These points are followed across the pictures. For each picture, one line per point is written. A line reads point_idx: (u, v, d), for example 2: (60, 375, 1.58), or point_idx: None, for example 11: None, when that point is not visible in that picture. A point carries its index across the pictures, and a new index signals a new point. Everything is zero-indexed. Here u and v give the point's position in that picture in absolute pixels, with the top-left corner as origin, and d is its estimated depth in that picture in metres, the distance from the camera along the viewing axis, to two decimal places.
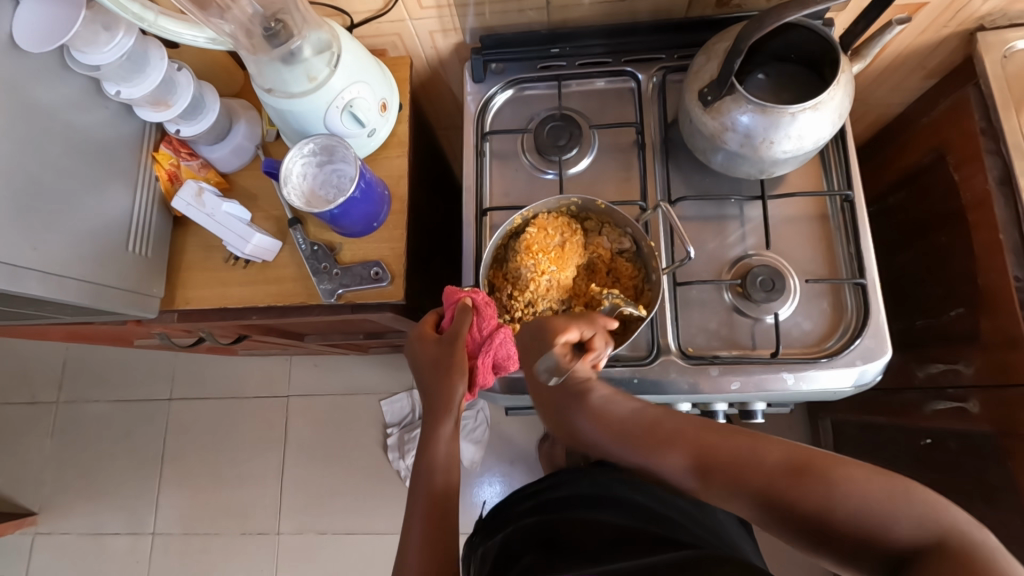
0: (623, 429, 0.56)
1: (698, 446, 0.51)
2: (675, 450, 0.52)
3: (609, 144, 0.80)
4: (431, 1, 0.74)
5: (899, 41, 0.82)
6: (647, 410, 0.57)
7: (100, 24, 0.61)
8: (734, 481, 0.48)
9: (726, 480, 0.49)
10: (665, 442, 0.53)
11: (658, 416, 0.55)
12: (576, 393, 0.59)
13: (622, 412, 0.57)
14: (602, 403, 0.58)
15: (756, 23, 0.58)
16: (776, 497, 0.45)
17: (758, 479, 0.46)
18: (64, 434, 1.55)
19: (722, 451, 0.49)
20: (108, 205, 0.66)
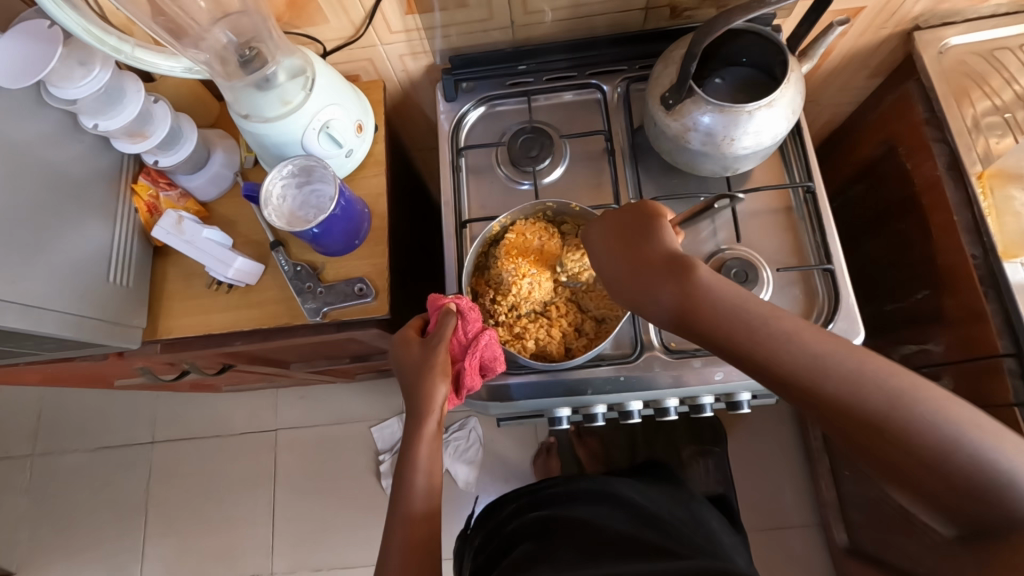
0: (680, 303, 0.49)
1: (786, 332, 0.45)
2: (769, 338, 0.46)
3: (579, 153, 0.83)
4: (400, 26, 0.77)
5: (843, 44, 0.88)
6: (745, 303, 0.47)
7: (76, 60, 0.62)
8: (846, 393, 0.43)
9: (787, 371, 0.45)
10: (747, 318, 0.47)
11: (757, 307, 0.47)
12: (657, 276, 0.51)
13: (713, 295, 0.48)
14: (694, 287, 0.49)
15: (706, 29, 0.62)
16: (889, 426, 0.42)
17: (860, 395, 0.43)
18: (41, 487, 1.49)
19: (823, 348, 0.44)
20: (89, 236, 0.67)
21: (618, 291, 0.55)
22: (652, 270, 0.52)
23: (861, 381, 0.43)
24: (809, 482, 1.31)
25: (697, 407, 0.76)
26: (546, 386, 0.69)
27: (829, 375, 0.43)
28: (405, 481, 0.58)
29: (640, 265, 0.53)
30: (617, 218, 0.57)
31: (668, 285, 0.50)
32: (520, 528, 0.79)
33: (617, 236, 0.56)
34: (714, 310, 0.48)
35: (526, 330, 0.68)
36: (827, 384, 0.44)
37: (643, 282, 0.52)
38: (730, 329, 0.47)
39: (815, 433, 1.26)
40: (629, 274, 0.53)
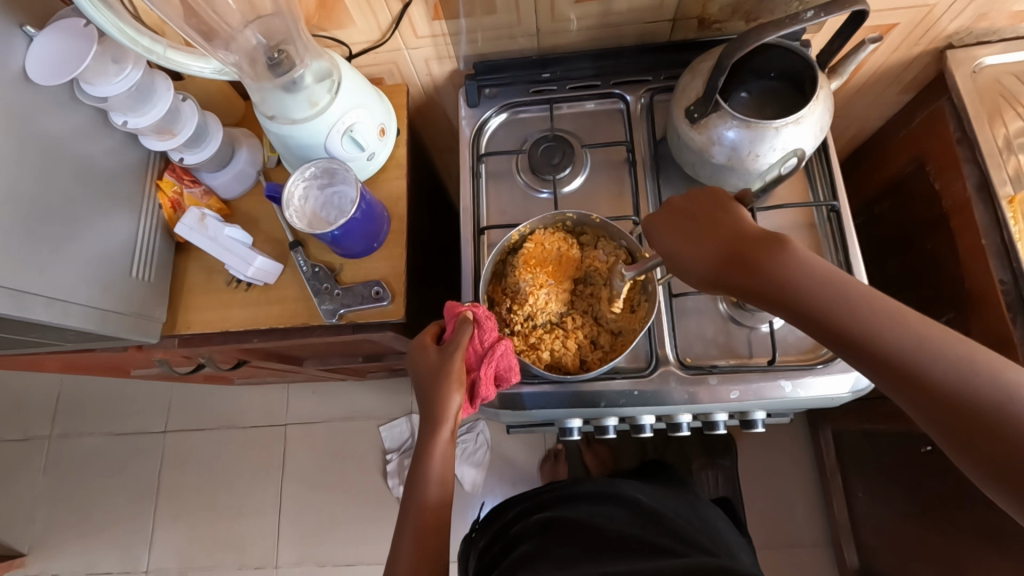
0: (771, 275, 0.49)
1: (886, 310, 0.45)
2: (843, 307, 0.46)
3: (600, 162, 0.82)
4: (427, 31, 0.77)
5: (874, 59, 0.86)
6: (821, 271, 0.47)
7: (110, 57, 0.63)
8: (952, 378, 0.42)
9: (882, 350, 0.44)
10: (844, 294, 0.46)
11: (839, 278, 0.47)
12: (747, 246, 0.51)
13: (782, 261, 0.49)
14: (763, 256, 0.49)
15: (737, 43, 0.61)
16: (999, 419, 0.39)
17: (942, 370, 0.42)
18: (56, 470, 1.52)
19: (927, 328, 0.43)
20: (114, 231, 0.68)
21: (694, 267, 0.54)
22: (741, 241, 0.51)
23: (970, 367, 0.41)
24: (821, 502, 1.29)
25: (710, 423, 0.75)
26: (559, 397, 0.69)
27: (934, 357, 0.42)
28: (417, 488, 0.58)
29: (724, 236, 0.52)
30: (690, 199, 0.58)
31: (758, 256, 0.50)
32: (521, 529, 0.79)
33: (689, 214, 0.56)
34: (808, 283, 0.47)
35: (541, 342, 0.67)
36: (908, 356, 0.43)
37: (710, 249, 0.53)
38: (826, 303, 0.46)
39: (829, 451, 1.24)
40: (695, 242, 0.54)
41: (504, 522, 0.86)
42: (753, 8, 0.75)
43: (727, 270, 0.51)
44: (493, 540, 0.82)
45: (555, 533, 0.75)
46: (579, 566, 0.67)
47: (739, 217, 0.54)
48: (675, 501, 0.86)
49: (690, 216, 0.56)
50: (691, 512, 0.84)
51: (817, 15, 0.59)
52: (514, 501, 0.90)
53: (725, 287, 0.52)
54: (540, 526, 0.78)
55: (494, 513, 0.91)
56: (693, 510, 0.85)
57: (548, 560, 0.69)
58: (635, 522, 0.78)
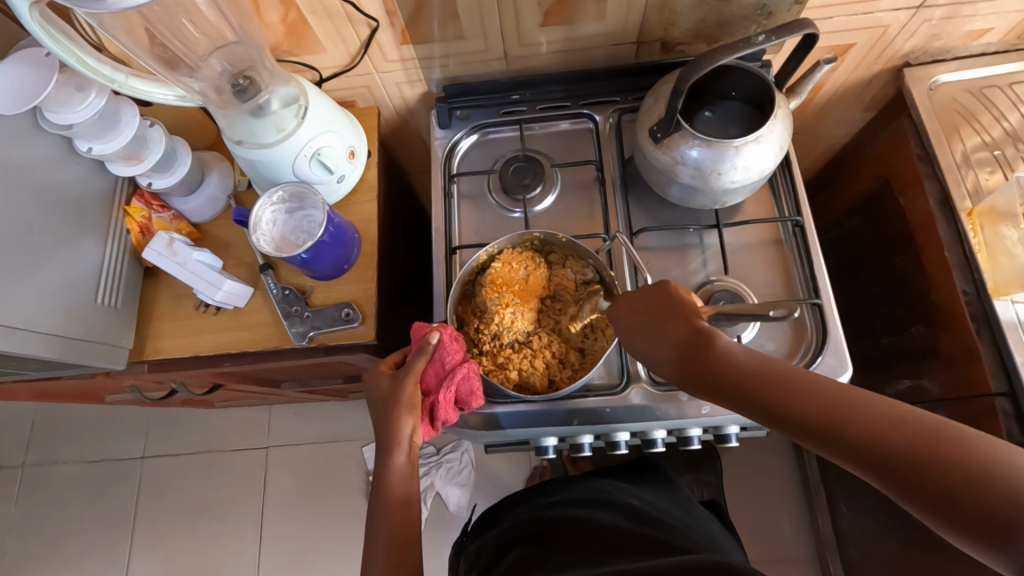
0: (705, 359, 0.52)
1: (803, 382, 0.47)
2: (762, 387, 0.48)
3: (570, 182, 0.83)
4: (396, 55, 0.78)
5: (835, 78, 0.89)
6: (744, 356, 0.50)
7: (73, 85, 0.63)
8: (869, 435, 0.43)
9: (804, 420, 0.46)
10: (764, 377, 0.49)
11: (759, 359, 0.50)
12: (677, 335, 0.55)
13: (709, 349, 0.52)
14: (691, 344, 0.53)
15: (692, 68, 0.62)
16: (920, 465, 0.41)
17: (861, 430, 0.43)
18: (29, 500, 1.48)
19: (841, 395, 0.45)
20: (79, 258, 0.67)
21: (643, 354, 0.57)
22: (672, 329, 0.55)
23: (885, 426, 0.43)
24: (806, 514, 1.29)
25: (685, 439, 0.75)
26: (532, 416, 0.68)
27: (851, 421, 0.44)
28: (385, 513, 0.58)
29: (661, 327, 0.56)
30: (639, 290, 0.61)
31: (688, 343, 0.53)
32: (515, 536, 0.78)
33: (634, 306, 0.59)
34: (735, 365, 0.50)
35: (510, 361, 0.68)
36: (828, 422, 0.45)
37: (649, 338, 0.56)
38: (751, 386, 0.49)
39: (812, 464, 1.25)
40: (637, 330, 0.57)
41: (495, 528, 0.84)
42: (715, 31, 0.77)
43: (669, 360, 0.54)
44: (484, 543, 0.82)
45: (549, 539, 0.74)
46: (576, 565, 0.65)
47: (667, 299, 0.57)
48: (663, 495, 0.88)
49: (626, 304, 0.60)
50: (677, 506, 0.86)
51: (769, 39, 0.60)
52: (505, 506, 0.88)
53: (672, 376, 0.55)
54: (532, 533, 0.77)
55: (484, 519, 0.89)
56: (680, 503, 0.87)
57: (543, 564, 0.67)
58: (630, 522, 0.77)
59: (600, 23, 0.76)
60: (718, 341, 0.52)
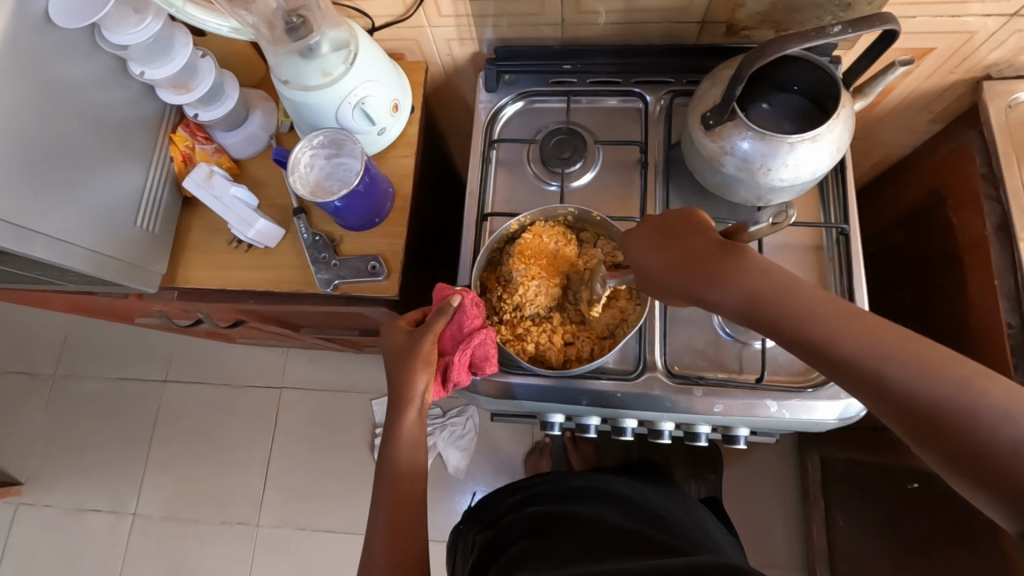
0: (758, 304, 0.45)
1: (845, 313, 0.42)
2: (803, 319, 0.43)
3: (611, 161, 0.81)
4: (450, 10, 0.77)
5: (906, 83, 0.84)
6: (794, 284, 0.45)
7: (130, 6, 0.63)
8: (908, 378, 0.39)
9: (837, 355, 0.41)
10: (826, 324, 0.42)
11: (805, 288, 0.45)
12: (729, 274, 0.47)
13: (762, 280, 0.45)
14: (744, 275, 0.46)
15: (758, 53, 0.59)
16: (953, 417, 0.37)
17: (896, 373, 0.39)
18: (57, 406, 1.57)
19: (882, 333, 0.41)
20: (123, 178, 0.69)
21: (667, 295, 0.52)
22: (719, 270, 0.47)
23: (925, 371, 0.39)
24: (801, 525, 1.28)
25: (692, 434, 0.75)
26: (542, 391, 0.68)
27: (888, 362, 0.40)
28: (392, 465, 0.59)
29: (698, 254, 0.49)
30: (670, 215, 0.54)
31: (742, 283, 0.46)
32: (516, 526, 0.78)
33: (666, 231, 0.53)
34: (780, 297, 0.44)
35: (527, 333, 0.68)
36: (867, 360, 0.40)
37: (687, 269, 0.49)
38: (812, 337, 0.43)
39: (814, 478, 1.23)
40: (671, 256, 0.51)
41: (497, 519, 0.84)
42: (785, 18, 0.73)
43: (703, 286, 0.48)
44: (486, 535, 0.82)
45: (549, 528, 0.74)
46: (577, 555, 0.65)
47: (716, 239, 0.49)
48: (658, 493, 0.89)
49: (668, 236, 0.52)
50: (678, 505, 0.87)
51: (845, 31, 0.56)
52: (504, 495, 0.90)
53: (713, 310, 0.48)
54: (535, 522, 0.76)
55: (482, 507, 0.90)
56: (679, 502, 0.88)
57: (545, 552, 0.67)
58: (631, 518, 0.77)
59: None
60: (770, 271, 0.46)
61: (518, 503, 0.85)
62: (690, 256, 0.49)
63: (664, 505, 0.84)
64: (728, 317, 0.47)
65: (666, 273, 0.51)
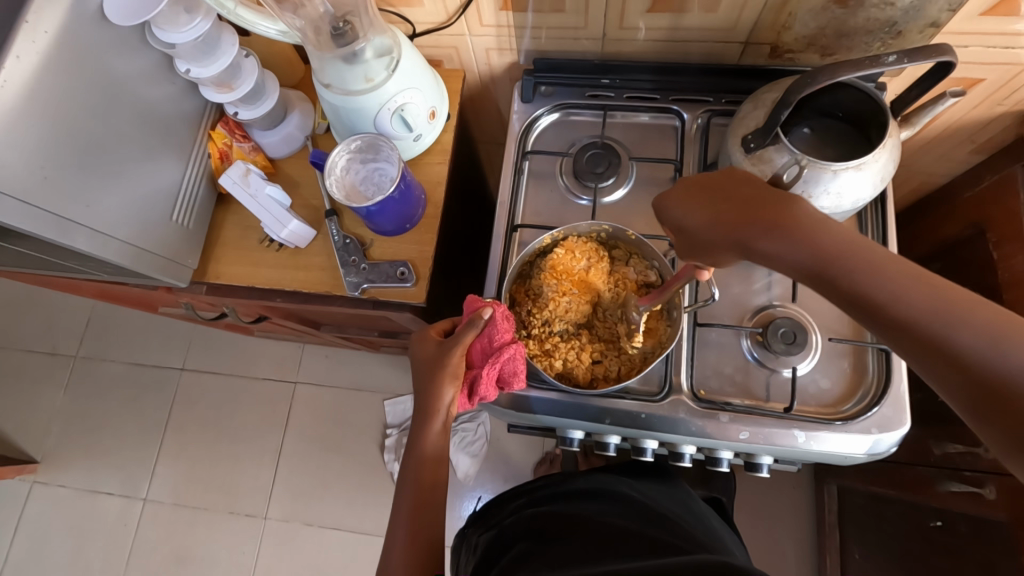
0: (826, 259, 0.45)
1: (917, 274, 0.44)
2: (873, 279, 0.44)
3: (644, 178, 0.80)
4: (492, 20, 0.77)
5: (951, 113, 0.82)
6: (863, 243, 0.45)
7: (182, 6, 0.64)
8: (979, 341, 0.40)
9: (904, 314, 0.43)
10: (895, 283, 0.44)
11: (876, 249, 0.45)
12: (795, 227, 0.47)
13: (832, 237, 0.46)
14: (812, 231, 0.46)
15: (807, 78, 0.57)
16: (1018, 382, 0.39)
17: (964, 334, 0.41)
18: (76, 388, 1.59)
19: (953, 296, 0.42)
20: (162, 174, 0.69)
21: (713, 250, 0.51)
22: (780, 221, 0.47)
23: (996, 334, 0.40)
24: (814, 555, 1.25)
25: (713, 459, 0.73)
26: (558, 406, 0.68)
27: (958, 323, 0.41)
28: (414, 477, 0.59)
29: (759, 205, 0.49)
30: (725, 174, 0.54)
31: (809, 237, 0.46)
32: (514, 530, 0.75)
33: (722, 187, 0.52)
34: (845, 253, 0.45)
35: (555, 349, 0.67)
36: (934, 321, 0.42)
37: (747, 220, 0.49)
38: (880, 295, 0.44)
39: (830, 507, 1.20)
40: (729, 208, 0.50)
41: (499, 524, 0.79)
42: (832, 43, 0.72)
43: (762, 236, 0.47)
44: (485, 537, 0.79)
45: (554, 536, 0.70)
46: (574, 563, 0.62)
47: (777, 194, 0.49)
48: (660, 485, 0.84)
49: (724, 190, 0.52)
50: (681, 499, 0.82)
51: (899, 61, 0.55)
52: (505, 500, 0.85)
53: (766, 263, 0.48)
54: (533, 527, 0.73)
55: (483, 510, 0.87)
56: (681, 496, 0.83)
57: (542, 561, 0.64)
58: (632, 516, 0.73)
59: (708, 17, 0.72)
60: (840, 231, 0.46)
61: (517, 506, 0.82)
62: (753, 207, 0.49)
63: (666, 500, 0.80)
64: (783, 270, 0.48)
65: (719, 226, 0.50)
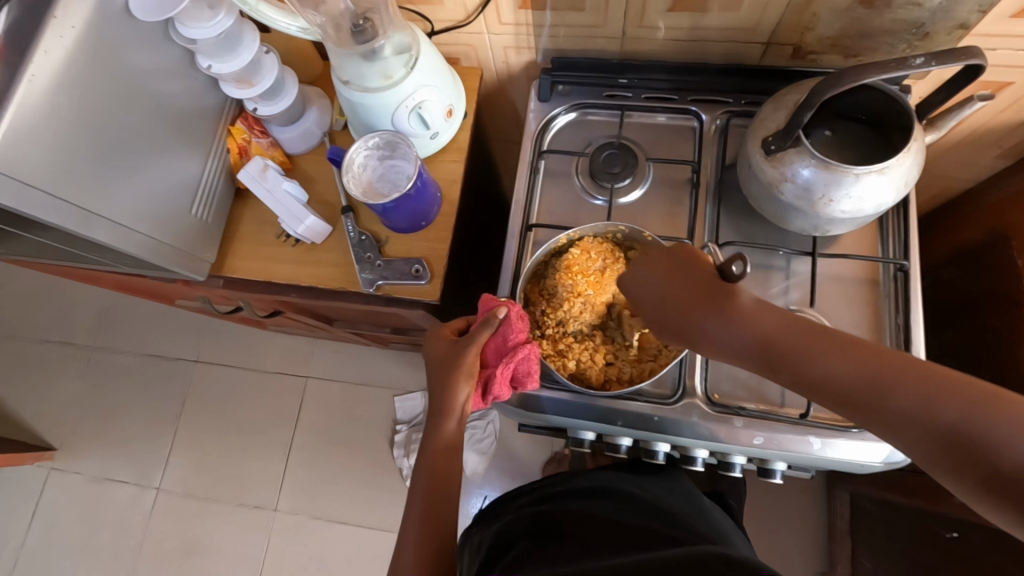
0: (750, 339, 0.44)
1: (840, 342, 0.41)
2: (793, 357, 0.42)
3: (661, 179, 0.80)
4: (511, 18, 0.76)
5: (976, 118, 0.80)
6: (780, 318, 0.44)
7: (206, 3, 0.65)
8: (911, 405, 0.38)
9: (836, 388, 0.40)
10: (818, 356, 0.41)
11: (792, 321, 0.43)
12: (719, 310, 0.46)
13: (751, 314, 0.44)
14: (731, 312, 0.45)
15: (831, 80, 0.57)
16: (961, 443, 0.36)
17: (897, 400, 0.38)
18: (92, 377, 1.62)
19: (881, 363, 0.39)
20: (183, 169, 0.70)
21: (664, 334, 0.51)
22: (707, 306, 0.46)
23: (928, 398, 0.37)
24: (825, 563, 1.23)
25: (726, 463, 0.72)
26: (569, 407, 0.68)
27: (889, 389, 0.39)
28: (427, 475, 0.59)
29: (688, 291, 0.48)
30: (659, 254, 0.53)
31: (732, 319, 0.45)
32: (516, 529, 0.74)
33: (655, 270, 0.52)
34: (766, 332, 0.43)
35: (569, 350, 0.67)
36: (868, 390, 0.39)
37: (680, 307, 0.48)
38: (807, 372, 0.42)
39: (843, 515, 1.18)
40: (665, 293, 0.50)
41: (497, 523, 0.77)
42: (856, 44, 0.71)
43: (696, 323, 0.47)
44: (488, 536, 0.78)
45: (557, 536, 0.69)
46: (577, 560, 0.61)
47: (702, 274, 0.48)
48: (663, 479, 0.83)
49: (660, 272, 0.51)
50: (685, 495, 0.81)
51: (927, 63, 0.54)
52: (507, 500, 0.83)
53: (706, 346, 0.47)
54: (536, 527, 0.72)
55: (486, 510, 0.86)
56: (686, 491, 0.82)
57: (544, 559, 0.63)
58: (636, 513, 0.72)
59: (729, 17, 0.71)
60: (757, 306, 0.45)
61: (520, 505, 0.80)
62: (684, 293, 0.48)
63: (670, 495, 0.79)
64: (723, 352, 0.46)
65: (659, 314, 0.50)
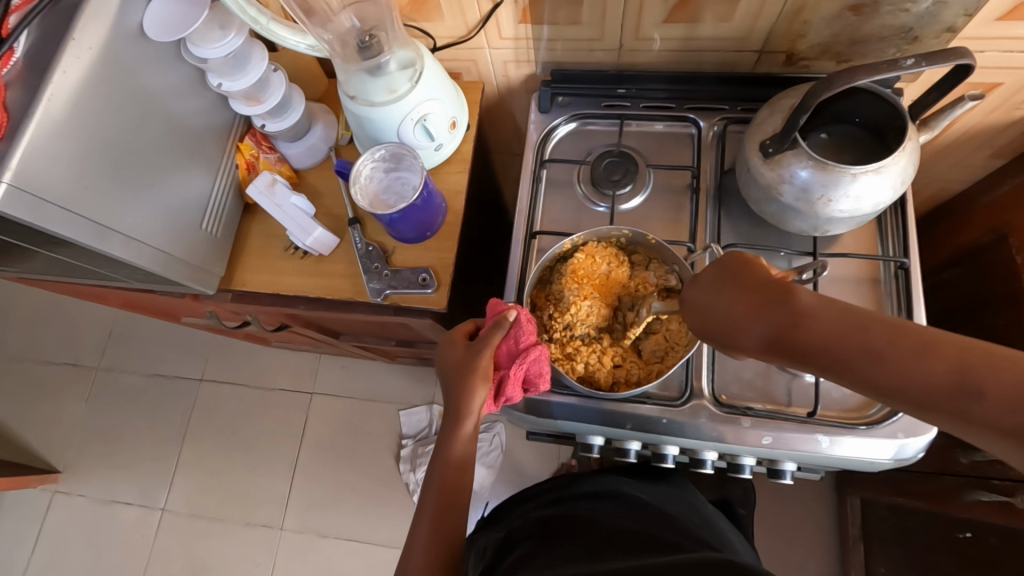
0: (821, 345, 0.45)
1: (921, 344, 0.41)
2: (870, 362, 0.43)
3: (661, 185, 0.81)
4: (511, 33, 0.79)
5: (968, 119, 0.82)
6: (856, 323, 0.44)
7: (216, 23, 0.67)
8: (1001, 407, 0.38)
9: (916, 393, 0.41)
10: (895, 362, 0.42)
11: (870, 326, 0.44)
12: (787, 318, 0.47)
13: (821, 321, 0.45)
14: (800, 319, 0.46)
15: (824, 84, 0.58)
16: None
17: (987, 404, 0.38)
18: (97, 398, 1.62)
19: (967, 364, 0.39)
20: (194, 184, 0.72)
21: (728, 345, 0.52)
22: (774, 314, 0.47)
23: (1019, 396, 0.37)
24: (836, 569, 1.22)
25: (735, 466, 0.73)
26: (577, 410, 0.68)
27: (976, 391, 0.39)
28: (439, 479, 0.60)
29: (753, 301, 0.49)
30: (721, 264, 0.54)
31: (801, 326, 0.46)
32: (518, 531, 0.73)
33: (720, 280, 0.53)
34: (839, 338, 0.44)
35: (577, 353, 0.68)
36: (954, 394, 0.40)
37: (746, 316, 0.49)
38: (883, 378, 0.42)
39: (853, 521, 1.17)
40: (729, 304, 0.51)
41: (499, 524, 0.77)
42: (849, 49, 0.73)
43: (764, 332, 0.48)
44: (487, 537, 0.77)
45: (561, 539, 0.68)
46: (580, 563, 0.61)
47: (769, 283, 0.49)
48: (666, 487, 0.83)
49: (724, 282, 0.53)
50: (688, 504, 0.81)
51: (917, 64, 0.56)
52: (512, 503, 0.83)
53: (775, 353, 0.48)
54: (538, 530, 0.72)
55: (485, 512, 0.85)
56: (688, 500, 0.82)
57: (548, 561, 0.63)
58: (639, 520, 0.72)
59: (723, 27, 0.74)
60: (829, 311, 0.45)
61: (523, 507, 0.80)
62: (748, 302, 0.49)
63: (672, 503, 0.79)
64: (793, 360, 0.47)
65: (725, 324, 0.51)
